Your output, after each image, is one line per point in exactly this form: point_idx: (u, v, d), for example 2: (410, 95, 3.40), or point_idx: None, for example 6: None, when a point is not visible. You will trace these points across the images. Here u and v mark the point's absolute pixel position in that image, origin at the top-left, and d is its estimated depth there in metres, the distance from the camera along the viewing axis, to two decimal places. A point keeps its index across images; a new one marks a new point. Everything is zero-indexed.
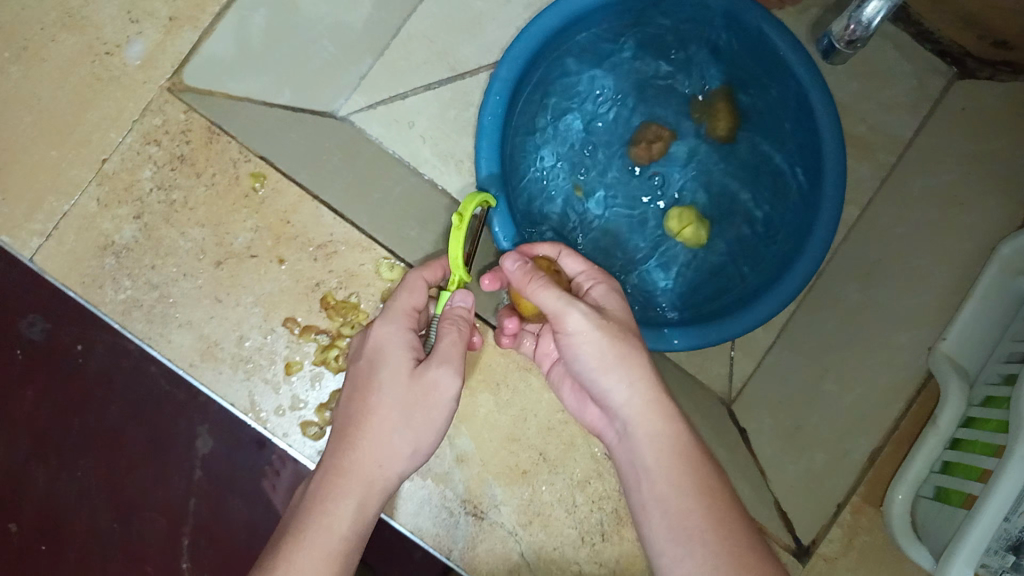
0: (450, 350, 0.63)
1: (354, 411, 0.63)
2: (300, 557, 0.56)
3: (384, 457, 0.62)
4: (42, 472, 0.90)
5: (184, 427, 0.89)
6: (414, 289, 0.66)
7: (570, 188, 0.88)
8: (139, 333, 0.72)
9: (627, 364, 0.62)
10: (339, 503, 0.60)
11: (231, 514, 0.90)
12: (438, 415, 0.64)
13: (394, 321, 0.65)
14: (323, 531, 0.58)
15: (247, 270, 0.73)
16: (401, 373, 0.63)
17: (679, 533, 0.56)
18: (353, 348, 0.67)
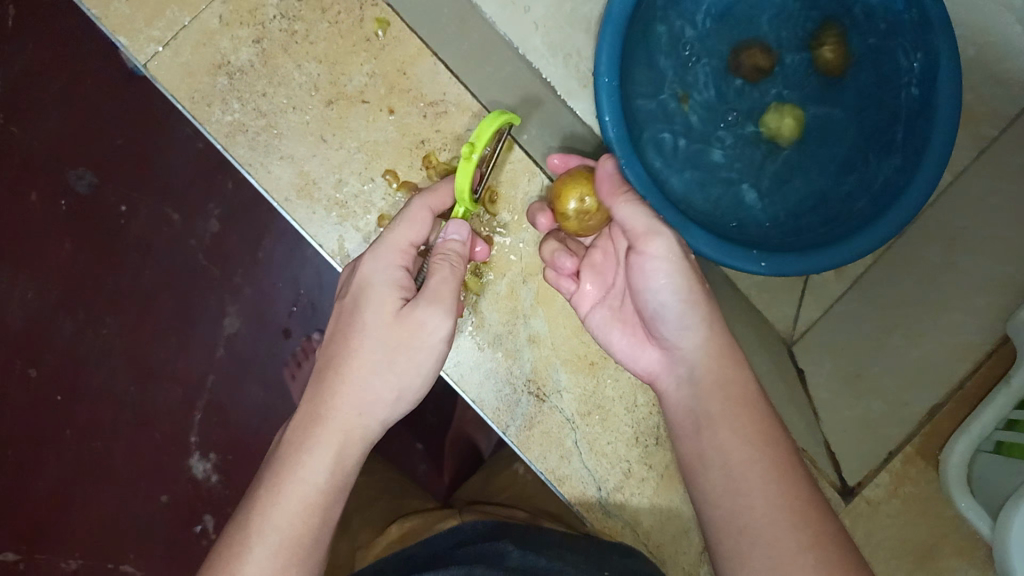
0: (445, 288, 0.64)
1: (336, 358, 0.63)
2: (274, 513, 0.58)
3: (368, 404, 0.62)
4: (70, 324, 1.14)
5: (218, 307, 1.14)
6: (414, 224, 0.66)
7: (673, 96, 0.87)
8: (241, 158, 0.73)
9: (699, 305, 0.65)
10: (316, 451, 0.60)
11: (250, 394, 1.15)
12: (425, 356, 0.64)
13: (380, 261, 0.64)
14: (299, 484, 0.59)
15: (357, 114, 0.74)
16: (383, 315, 0.63)
17: (738, 479, 0.59)
18: (345, 288, 0.67)
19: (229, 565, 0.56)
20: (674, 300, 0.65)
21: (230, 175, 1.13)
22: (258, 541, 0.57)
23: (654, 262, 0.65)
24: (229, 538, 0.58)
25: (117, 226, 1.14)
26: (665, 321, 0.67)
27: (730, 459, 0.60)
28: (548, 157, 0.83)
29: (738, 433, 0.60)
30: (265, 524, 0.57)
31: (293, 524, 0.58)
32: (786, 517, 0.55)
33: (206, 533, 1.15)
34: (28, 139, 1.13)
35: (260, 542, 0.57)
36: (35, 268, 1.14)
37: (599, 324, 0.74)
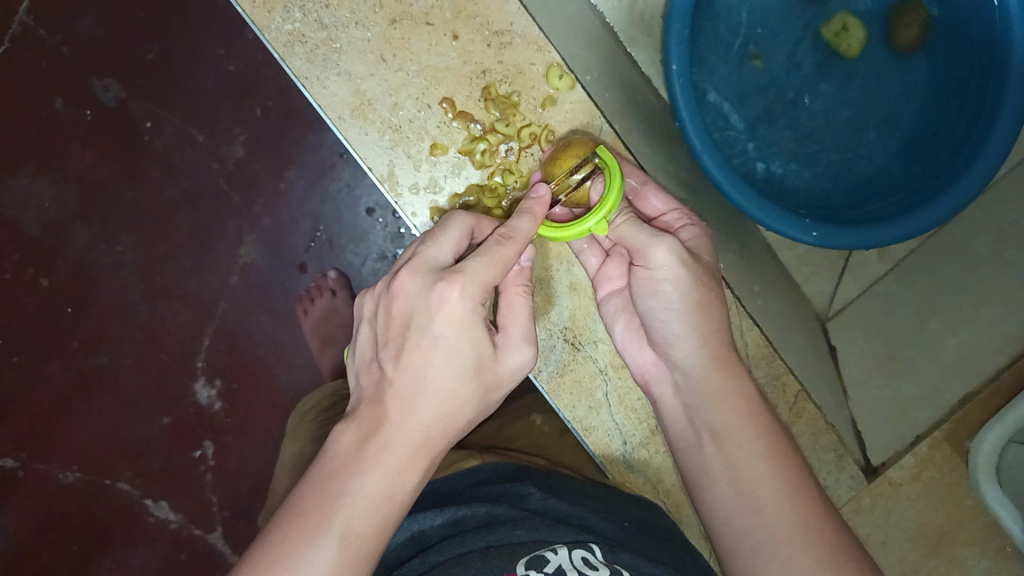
0: (527, 331, 0.62)
1: (422, 383, 0.56)
2: (357, 523, 0.52)
3: (451, 433, 0.58)
4: (83, 235, 1.12)
5: (234, 234, 1.12)
6: (504, 266, 0.58)
7: (743, 55, 0.87)
8: (298, 70, 0.76)
9: (699, 318, 0.63)
10: (407, 474, 0.55)
11: (261, 325, 1.14)
12: (502, 389, 0.62)
13: (474, 295, 0.56)
14: (383, 502, 0.53)
15: (419, 36, 0.77)
16: (481, 349, 0.58)
17: (747, 495, 0.58)
18: (419, 308, 0.56)
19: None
20: (665, 310, 0.63)
21: (260, 101, 1.10)
22: (333, 546, 0.51)
23: (655, 274, 0.63)
24: (293, 537, 0.51)
25: (140, 141, 1.11)
26: (659, 328, 0.65)
27: (739, 474, 0.59)
28: (608, 100, 0.80)
29: (751, 446, 0.59)
30: (347, 535, 0.51)
31: (372, 537, 0.53)
32: (801, 531, 0.55)
33: (205, 460, 1.15)
34: (56, 42, 1.09)
35: (337, 551, 0.51)
36: (54, 176, 1.12)
37: (611, 310, 0.74)
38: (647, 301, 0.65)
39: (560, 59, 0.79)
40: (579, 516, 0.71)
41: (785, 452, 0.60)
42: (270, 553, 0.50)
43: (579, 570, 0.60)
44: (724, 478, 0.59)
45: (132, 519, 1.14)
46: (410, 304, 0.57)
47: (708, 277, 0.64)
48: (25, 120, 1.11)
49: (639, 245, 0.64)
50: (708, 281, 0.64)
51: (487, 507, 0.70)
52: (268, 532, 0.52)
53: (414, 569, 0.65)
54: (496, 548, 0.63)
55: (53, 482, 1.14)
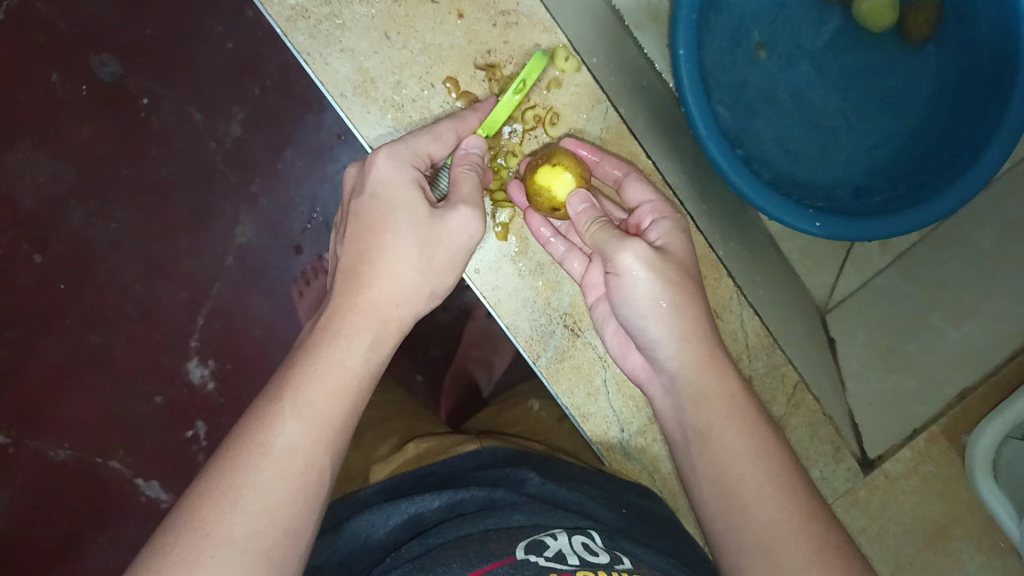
0: (474, 195, 0.66)
1: (366, 248, 0.62)
2: (318, 391, 0.54)
3: (402, 294, 0.62)
4: (78, 211, 1.11)
5: (231, 214, 1.11)
6: (436, 138, 0.67)
7: (753, 44, 0.87)
8: (300, 46, 0.74)
9: (675, 278, 0.64)
10: (353, 335, 0.58)
11: (256, 305, 1.13)
12: (455, 253, 0.65)
13: (402, 157, 0.64)
14: (336, 364, 0.56)
15: (425, 14, 0.76)
16: (419, 215, 0.63)
17: (731, 495, 0.58)
18: (358, 183, 0.65)
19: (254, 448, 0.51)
20: (643, 314, 0.65)
21: (259, 81, 1.09)
22: (292, 412, 0.53)
23: (628, 278, 0.64)
24: (257, 414, 0.53)
25: (136, 118, 1.10)
26: (642, 331, 0.66)
27: (723, 472, 0.59)
28: (614, 84, 0.80)
29: (741, 442, 0.59)
30: (302, 399, 0.54)
31: (326, 401, 0.55)
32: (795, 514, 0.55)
33: (197, 440, 1.14)
34: (53, 15, 1.07)
35: (299, 413, 0.53)
36: (48, 150, 1.10)
37: (602, 314, 0.75)
38: (627, 311, 0.66)
39: (565, 41, 0.78)
40: (578, 502, 0.70)
41: (773, 455, 0.59)
42: (238, 436, 0.53)
43: (579, 556, 0.59)
44: (712, 474, 0.59)
45: (123, 497, 1.13)
46: (353, 185, 0.65)
47: (682, 275, 0.65)
48: (19, 93, 1.09)
49: (604, 250, 0.65)
50: (674, 259, 0.66)
51: (485, 491, 0.69)
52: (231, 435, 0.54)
53: (411, 551, 0.63)
54: (494, 531, 0.62)
55: (44, 459, 1.13)
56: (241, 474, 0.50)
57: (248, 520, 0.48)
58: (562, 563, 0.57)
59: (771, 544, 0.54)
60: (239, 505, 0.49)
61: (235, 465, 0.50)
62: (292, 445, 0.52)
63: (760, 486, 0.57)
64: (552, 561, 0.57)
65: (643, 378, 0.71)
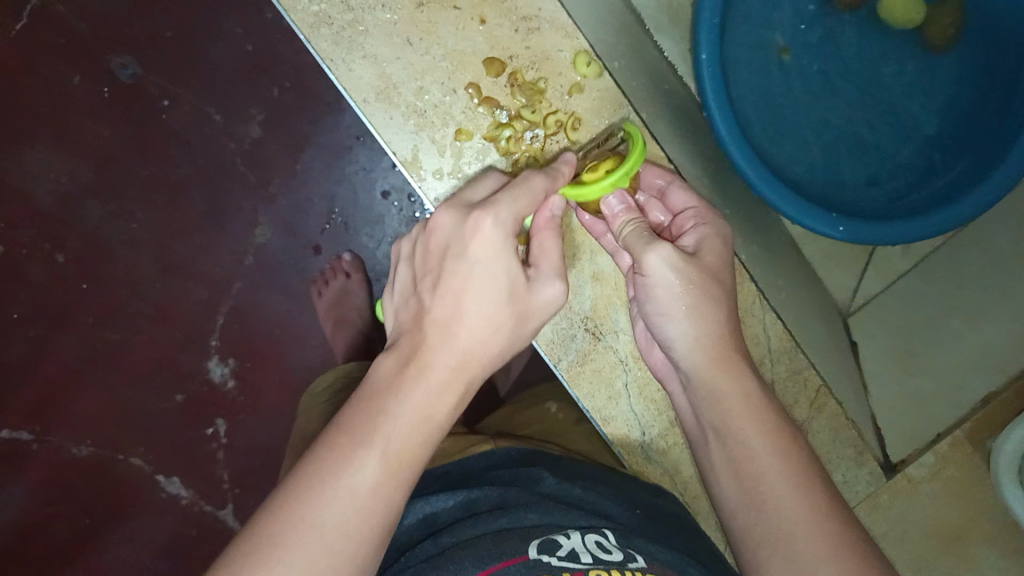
0: (560, 267, 0.64)
1: (461, 308, 0.57)
2: (404, 443, 0.52)
3: (485, 360, 0.59)
4: (100, 211, 1.12)
5: (250, 214, 1.12)
6: (533, 195, 0.60)
7: (773, 47, 0.86)
8: (322, 52, 0.75)
9: (705, 296, 0.64)
10: (441, 392, 0.55)
11: (275, 304, 1.14)
12: (535, 323, 0.63)
13: (507, 222, 0.58)
14: (421, 421, 0.54)
15: (446, 19, 0.77)
16: (517, 280, 0.59)
17: (750, 490, 0.58)
18: (456, 238, 0.58)
19: (330, 487, 0.49)
20: (663, 317, 0.65)
21: (279, 82, 1.10)
22: (377, 458, 0.51)
23: (652, 284, 0.65)
24: (339, 449, 0.51)
25: (157, 119, 1.11)
26: (662, 332, 0.66)
27: (741, 469, 0.59)
28: (636, 88, 0.80)
29: (758, 441, 0.59)
30: (389, 449, 0.51)
31: (411, 453, 0.53)
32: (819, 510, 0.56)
33: (216, 437, 1.15)
34: (75, 17, 1.09)
35: (383, 463, 0.51)
36: (71, 151, 1.11)
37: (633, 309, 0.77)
38: (652, 313, 0.67)
39: (587, 45, 0.79)
40: (593, 501, 0.71)
41: (791, 454, 0.59)
42: (313, 470, 0.50)
43: (592, 554, 0.60)
44: (728, 472, 0.60)
45: (142, 493, 1.14)
46: (447, 235, 0.59)
47: (702, 277, 0.64)
48: (41, 93, 1.10)
49: (633, 252, 0.65)
50: (711, 276, 0.65)
51: (499, 490, 0.69)
52: (302, 462, 0.51)
53: (426, 551, 0.64)
54: (507, 531, 0.62)
55: (66, 455, 1.14)
56: (320, 514, 0.48)
57: (327, 561, 0.47)
58: (575, 562, 0.58)
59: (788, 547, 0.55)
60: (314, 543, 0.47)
61: (313, 499, 0.48)
62: (371, 495, 0.50)
63: (779, 480, 0.57)
64: (565, 560, 0.58)
65: (666, 373, 0.72)
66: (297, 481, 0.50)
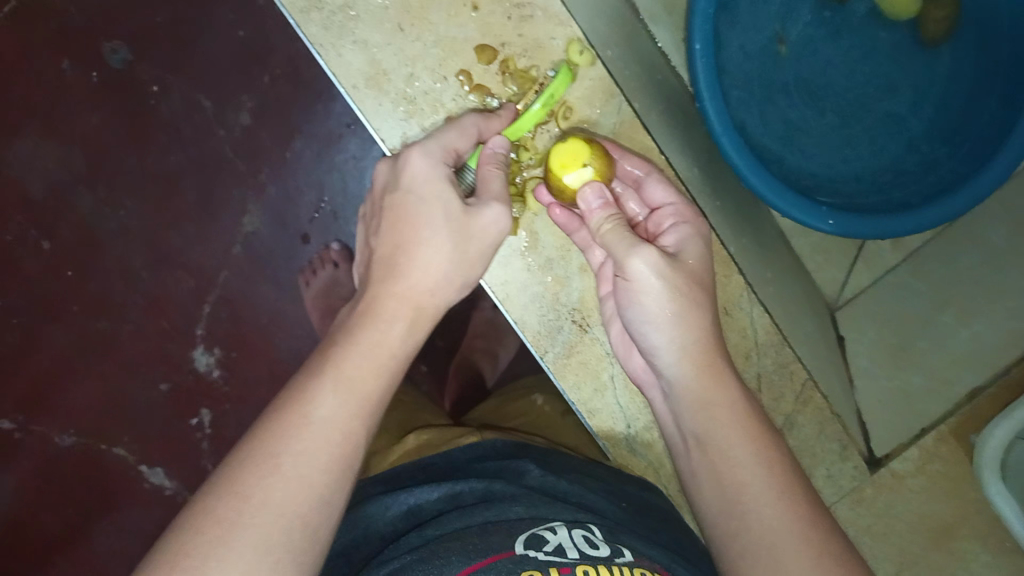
0: (505, 194, 0.65)
1: (400, 239, 0.61)
2: (356, 370, 0.54)
3: (436, 281, 0.61)
4: (87, 197, 1.11)
5: (239, 202, 1.11)
6: (462, 133, 0.66)
7: (770, 37, 0.86)
8: (312, 37, 0.74)
9: (686, 301, 0.64)
10: (389, 320, 0.58)
11: (263, 293, 1.13)
12: (485, 247, 0.65)
13: (433, 154, 0.64)
14: (372, 349, 0.56)
15: (437, 6, 0.76)
16: (453, 205, 0.62)
17: (731, 496, 0.59)
18: (392, 178, 0.64)
19: (288, 421, 0.50)
20: (647, 323, 0.65)
21: (269, 69, 1.08)
22: (332, 383, 0.52)
23: (637, 290, 0.64)
24: (295, 387, 0.53)
25: (145, 105, 1.10)
26: (644, 337, 0.66)
27: (724, 477, 0.60)
28: (628, 78, 0.80)
29: (740, 449, 0.60)
30: (342, 378, 0.53)
31: (366, 381, 0.54)
32: (801, 517, 0.56)
33: (202, 428, 1.14)
34: (64, 0, 1.07)
35: (337, 387, 0.53)
36: (58, 136, 1.10)
37: (608, 309, 0.77)
38: (631, 318, 0.67)
39: (580, 33, 0.78)
40: (578, 495, 0.70)
41: (771, 462, 0.59)
42: (275, 408, 0.52)
43: (579, 549, 0.59)
44: (712, 479, 0.60)
45: (129, 483, 1.14)
46: (385, 179, 0.65)
47: (685, 284, 0.64)
48: (28, 78, 1.09)
49: (615, 257, 0.64)
50: (694, 264, 0.66)
51: (484, 483, 0.70)
52: (266, 409, 0.53)
53: (410, 542, 0.63)
54: (494, 524, 0.62)
55: (51, 444, 1.13)
56: (282, 443, 0.49)
57: (287, 484, 0.48)
58: (562, 556, 0.57)
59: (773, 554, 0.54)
60: (279, 469, 0.48)
61: (272, 431, 0.50)
62: (330, 421, 0.51)
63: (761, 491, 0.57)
64: (552, 555, 0.57)
65: (647, 379, 0.73)
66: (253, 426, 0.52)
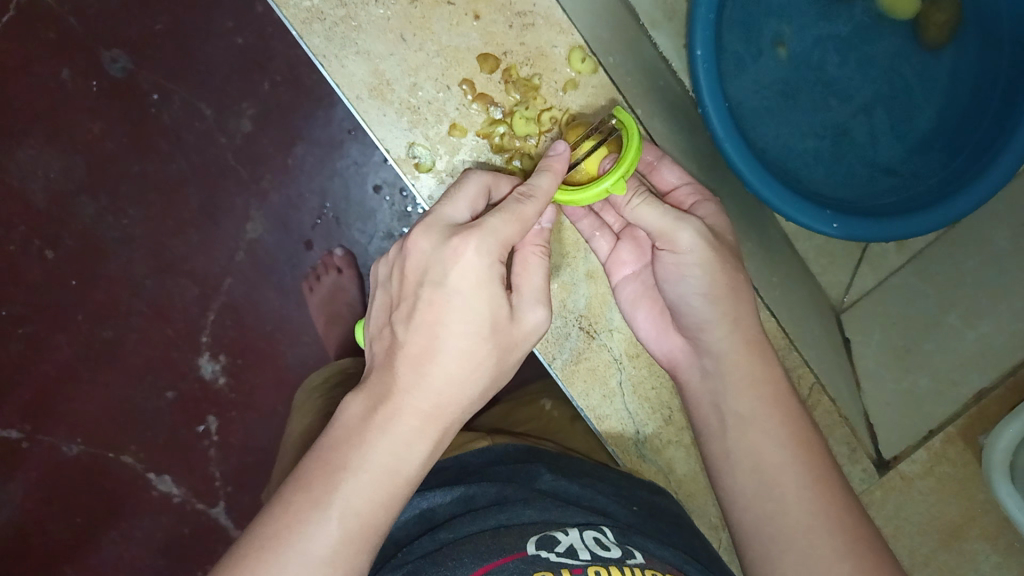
0: (543, 291, 0.60)
1: (434, 340, 0.54)
2: (363, 507, 0.51)
3: (467, 398, 0.56)
4: (90, 207, 1.11)
5: (242, 210, 1.11)
6: (523, 223, 0.56)
7: (771, 43, 0.86)
8: (315, 48, 0.75)
9: (723, 271, 0.63)
10: (410, 445, 0.53)
11: (267, 300, 1.13)
12: (518, 352, 0.59)
13: (491, 251, 0.54)
14: (387, 476, 0.52)
15: (439, 15, 0.77)
16: (496, 313, 0.55)
17: (768, 485, 0.59)
18: (434, 264, 0.55)
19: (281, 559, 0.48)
20: (696, 295, 0.64)
21: (269, 76, 1.08)
22: (338, 524, 0.50)
23: (679, 259, 0.64)
24: (296, 513, 0.50)
25: (147, 114, 1.10)
26: (689, 313, 0.65)
27: (761, 461, 0.60)
28: (631, 85, 0.79)
29: (773, 434, 0.61)
30: (348, 514, 0.50)
31: (375, 513, 0.51)
32: (818, 523, 0.56)
33: (209, 434, 1.14)
34: (64, 10, 1.07)
35: (343, 527, 0.50)
36: (60, 147, 1.10)
37: (628, 297, 0.74)
38: (667, 290, 0.66)
39: (582, 41, 0.79)
40: (589, 498, 0.70)
41: (808, 446, 0.60)
42: (269, 533, 0.49)
43: (590, 550, 0.59)
44: (747, 464, 0.61)
45: (136, 491, 1.14)
46: (424, 260, 0.55)
47: (729, 256, 0.64)
48: (31, 88, 1.09)
49: (664, 231, 0.63)
50: (723, 246, 0.65)
51: (496, 486, 0.69)
52: (262, 523, 0.50)
53: (423, 547, 0.63)
54: (506, 527, 0.62)
55: (58, 453, 1.13)
56: None
57: None
58: (573, 558, 0.57)
59: (803, 542, 0.56)
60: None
61: (267, 570, 0.48)
62: (328, 563, 0.49)
63: (790, 483, 0.58)
64: (563, 556, 0.57)
65: (680, 365, 0.69)
66: (245, 548, 0.49)
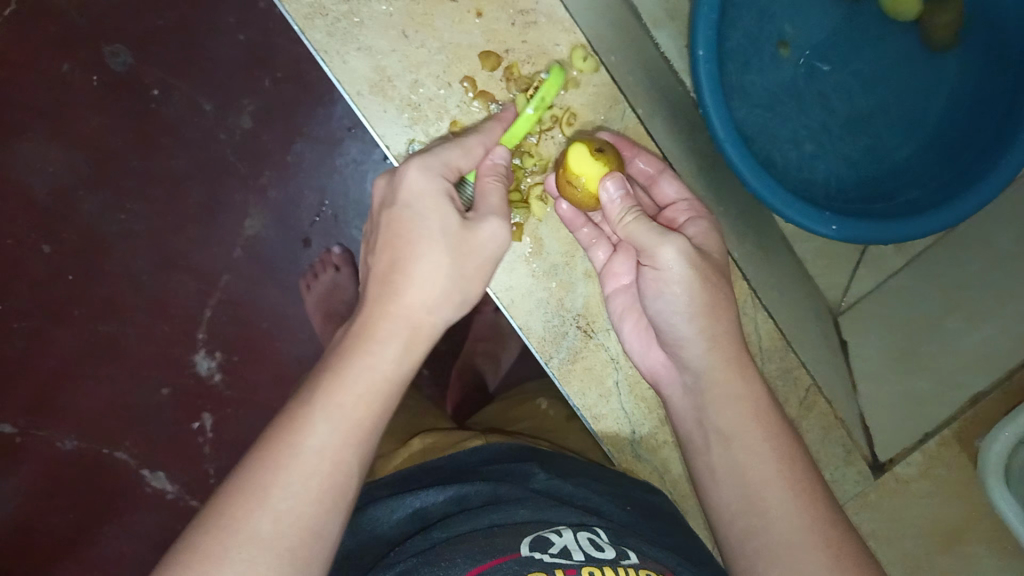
0: (502, 210, 0.64)
1: (400, 253, 0.59)
2: (346, 399, 0.53)
3: (435, 300, 0.59)
4: (88, 201, 1.11)
5: (240, 206, 1.11)
6: (468, 151, 0.64)
7: (774, 45, 0.86)
8: (317, 43, 0.74)
9: (704, 292, 0.63)
10: (382, 344, 0.56)
11: (264, 297, 1.13)
12: (486, 265, 0.63)
13: (432, 167, 0.61)
14: (365, 372, 0.54)
15: (442, 12, 0.77)
16: (453, 222, 0.60)
17: (758, 490, 0.59)
18: (389, 192, 0.61)
19: (274, 457, 0.50)
20: (676, 312, 0.64)
21: (270, 72, 1.09)
22: (324, 418, 0.52)
23: (658, 276, 0.64)
24: (288, 421, 0.52)
25: (146, 108, 1.10)
26: (671, 329, 0.65)
27: (754, 466, 0.60)
28: (633, 84, 0.80)
29: (762, 443, 0.61)
30: (331, 407, 0.52)
31: (359, 406, 0.53)
32: (810, 527, 0.57)
33: (204, 431, 1.14)
34: (65, 4, 1.07)
35: (327, 420, 0.52)
36: (59, 140, 1.10)
37: (618, 307, 0.76)
38: (649, 307, 0.67)
39: (585, 40, 0.79)
40: (584, 497, 0.70)
41: (801, 451, 0.61)
42: (266, 441, 0.52)
43: (584, 551, 0.59)
44: (739, 470, 0.61)
45: (131, 487, 1.13)
46: (384, 194, 0.62)
47: (713, 275, 0.64)
48: (30, 81, 1.09)
49: (644, 246, 0.63)
50: (709, 265, 0.65)
51: (490, 486, 0.69)
52: (262, 438, 0.52)
53: (418, 544, 0.63)
54: (499, 527, 0.62)
55: (52, 448, 1.13)
56: (269, 481, 0.49)
57: (276, 523, 0.48)
58: (567, 559, 0.58)
59: (795, 548, 0.56)
60: (264, 514, 0.48)
61: (263, 468, 0.50)
62: (320, 452, 0.51)
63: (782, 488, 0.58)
64: (557, 557, 0.57)
65: (664, 379, 0.70)
66: (244, 460, 0.51)
